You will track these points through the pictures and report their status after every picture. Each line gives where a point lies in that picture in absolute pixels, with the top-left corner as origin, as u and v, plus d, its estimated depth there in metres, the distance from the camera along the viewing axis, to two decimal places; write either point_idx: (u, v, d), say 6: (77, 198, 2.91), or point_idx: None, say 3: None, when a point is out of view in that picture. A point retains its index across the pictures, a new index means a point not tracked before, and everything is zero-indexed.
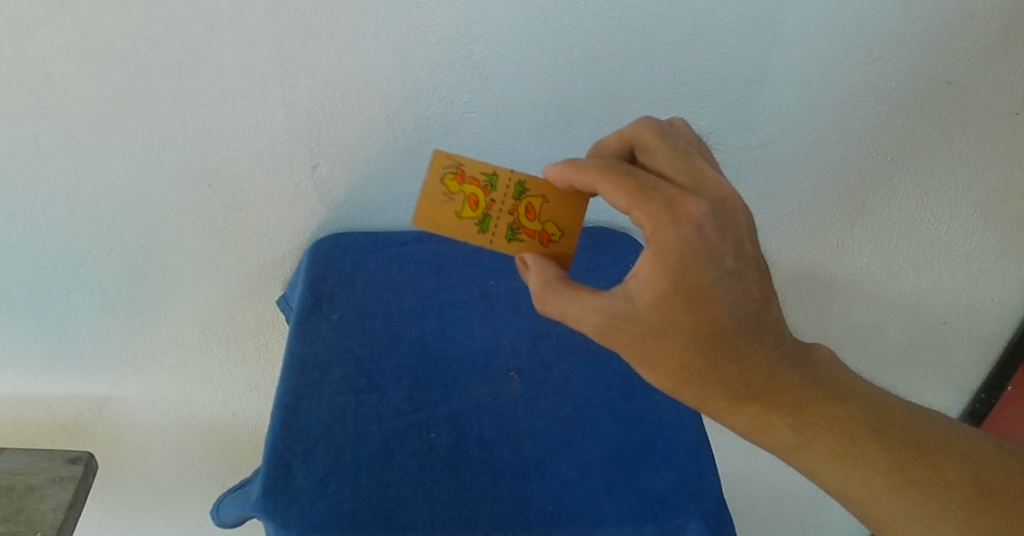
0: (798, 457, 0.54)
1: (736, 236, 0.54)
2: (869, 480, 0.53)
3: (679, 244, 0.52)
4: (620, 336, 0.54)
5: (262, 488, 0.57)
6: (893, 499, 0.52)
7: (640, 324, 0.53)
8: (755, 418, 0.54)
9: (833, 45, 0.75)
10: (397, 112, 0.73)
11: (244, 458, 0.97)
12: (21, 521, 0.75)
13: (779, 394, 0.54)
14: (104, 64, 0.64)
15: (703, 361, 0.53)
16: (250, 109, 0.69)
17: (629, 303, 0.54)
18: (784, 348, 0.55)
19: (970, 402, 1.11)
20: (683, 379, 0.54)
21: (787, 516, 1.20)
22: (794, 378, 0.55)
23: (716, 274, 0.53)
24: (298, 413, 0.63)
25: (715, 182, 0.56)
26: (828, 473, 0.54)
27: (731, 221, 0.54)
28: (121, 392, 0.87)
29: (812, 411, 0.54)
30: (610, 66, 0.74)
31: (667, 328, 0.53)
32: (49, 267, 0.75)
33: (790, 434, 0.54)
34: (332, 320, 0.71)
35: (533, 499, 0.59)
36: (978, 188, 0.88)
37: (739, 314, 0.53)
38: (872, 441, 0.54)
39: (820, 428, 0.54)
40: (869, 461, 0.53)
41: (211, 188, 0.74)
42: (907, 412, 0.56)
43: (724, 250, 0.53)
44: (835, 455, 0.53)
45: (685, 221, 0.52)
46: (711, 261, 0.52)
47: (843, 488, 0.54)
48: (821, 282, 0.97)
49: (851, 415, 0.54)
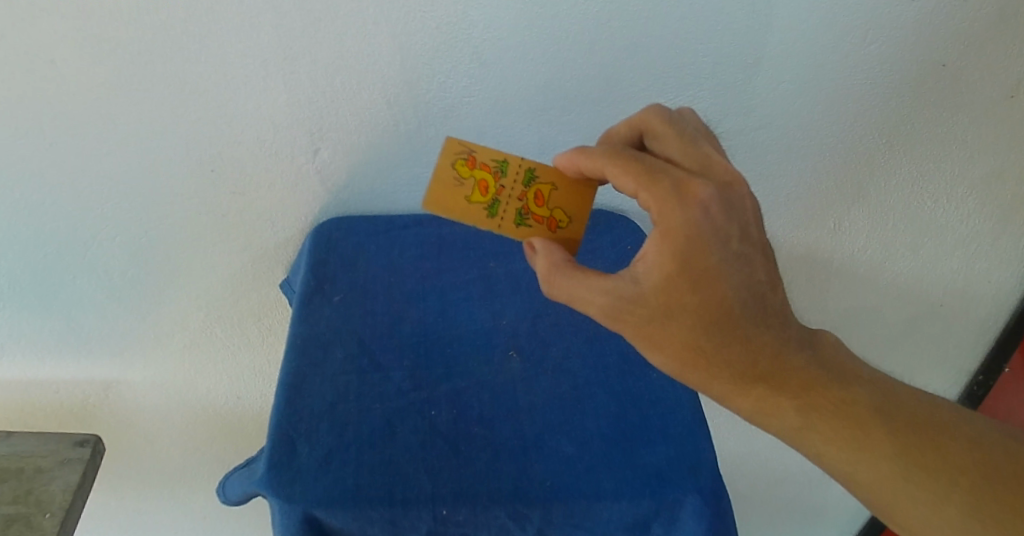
0: (804, 439, 0.55)
1: (743, 219, 0.55)
2: (876, 462, 0.53)
3: (686, 225, 0.53)
4: (626, 318, 0.55)
5: (267, 465, 0.58)
6: (896, 482, 0.53)
7: (647, 306, 0.54)
8: (761, 400, 0.55)
9: (828, 27, 0.76)
10: (397, 96, 0.74)
11: (249, 442, 0.98)
12: (30, 502, 0.76)
13: (787, 376, 0.55)
14: (106, 49, 0.65)
15: (709, 342, 0.54)
16: (251, 95, 0.70)
17: (636, 285, 0.55)
18: (790, 331, 0.55)
19: (969, 384, 1.12)
20: (690, 360, 0.55)
21: (787, 497, 1.22)
22: (801, 360, 0.55)
23: (722, 255, 0.54)
24: (302, 391, 0.64)
25: (722, 167, 0.58)
26: (835, 456, 0.54)
27: (738, 204, 0.56)
28: (126, 377, 0.89)
29: (819, 393, 0.55)
30: (609, 49, 0.74)
31: (673, 310, 0.54)
32: (54, 252, 0.76)
33: (796, 416, 0.54)
34: (335, 302, 0.72)
35: (533, 474, 0.60)
36: (974, 170, 0.89)
37: (745, 295, 0.54)
38: (879, 424, 0.54)
39: (827, 410, 0.54)
40: (876, 443, 0.53)
41: (215, 172, 0.75)
42: (917, 398, 0.56)
43: (730, 232, 0.54)
44: (842, 437, 0.54)
45: (692, 203, 0.54)
46: (717, 242, 0.54)
47: (849, 470, 0.54)
48: (818, 264, 0.98)
49: (857, 399, 0.55)
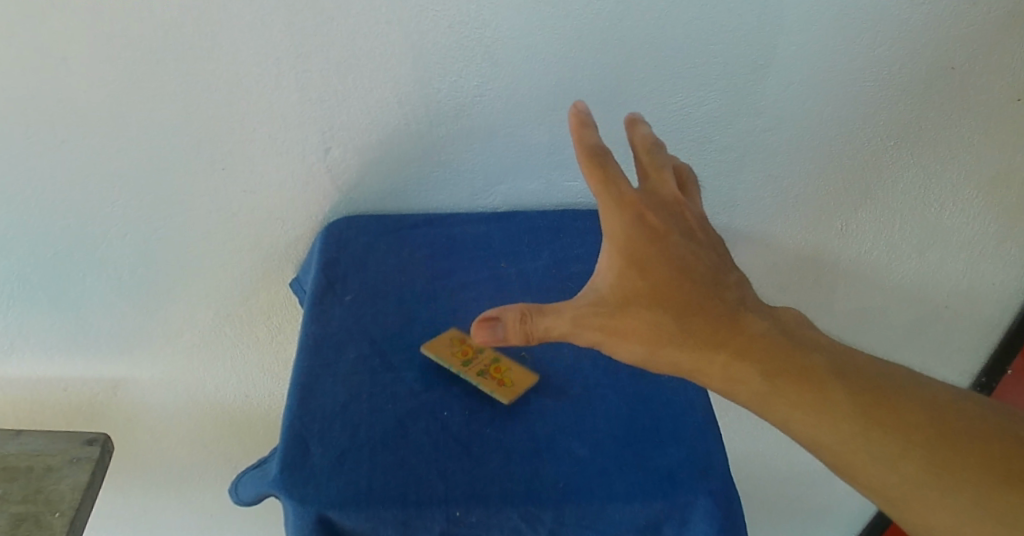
0: (770, 406, 0.54)
1: (681, 225, 0.62)
2: (838, 422, 0.53)
3: (630, 226, 0.59)
4: (591, 321, 0.56)
5: (280, 466, 0.59)
6: (862, 441, 0.52)
7: (607, 304, 0.57)
8: (726, 369, 0.55)
9: (839, 30, 0.76)
10: (409, 95, 0.73)
11: (256, 441, 0.98)
12: (40, 501, 0.75)
13: (747, 344, 0.55)
14: (119, 48, 0.65)
15: (666, 325, 0.56)
16: (263, 93, 0.70)
17: (595, 290, 0.58)
18: (745, 310, 0.58)
19: (972, 386, 1.13)
20: (653, 345, 0.56)
21: (791, 497, 1.22)
22: (760, 331, 0.56)
23: (664, 249, 0.59)
24: (314, 391, 0.64)
25: (668, 185, 0.64)
26: (800, 418, 0.53)
27: (677, 215, 0.62)
28: (135, 376, 0.88)
29: (780, 359, 0.55)
30: (619, 50, 0.74)
31: (629, 300, 0.57)
32: (64, 250, 0.76)
33: (762, 381, 0.54)
34: (346, 302, 0.72)
35: (545, 476, 0.60)
36: (981, 172, 0.89)
37: (690, 285, 0.58)
38: (839, 386, 0.54)
39: (789, 376, 0.54)
40: (839, 405, 0.53)
41: (226, 170, 0.75)
42: (880, 367, 0.57)
43: (669, 231, 0.60)
44: (806, 400, 0.53)
45: (634, 208, 0.60)
46: (658, 239, 0.60)
47: (815, 436, 0.53)
48: (825, 264, 0.98)
49: (818, 364, 0.55)
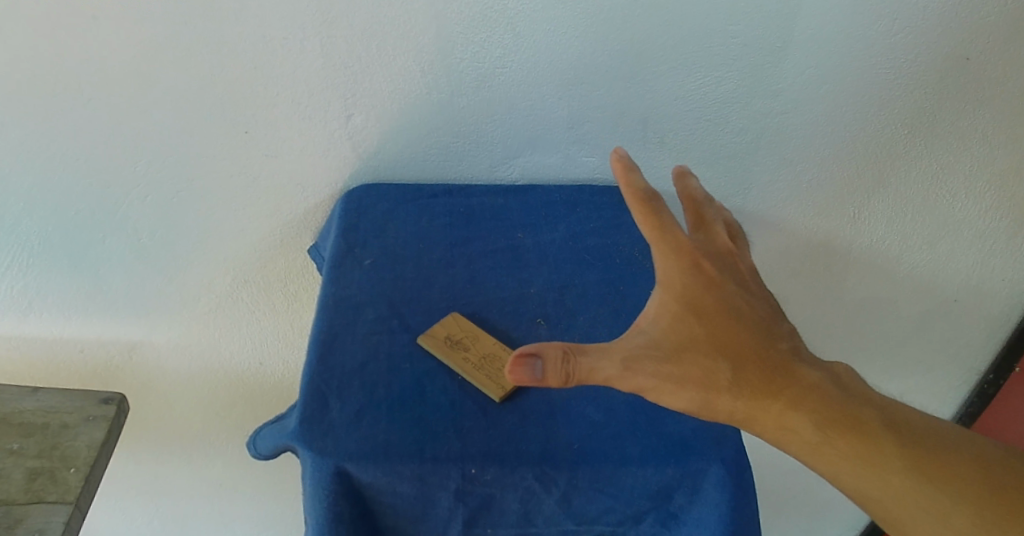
0: (819, 457, 0.55)
1: (736, 275, 0.61)
2: (885, 477, 0.54)
3: (685, 274, 0.58)
4: (644, 365, 0.55)
5: (300, 418, 0.60)
6: (908, 494, 0.54)
7: (660, 348, 0.56)
8: (779, 420, 0.55)
9: (857, 13, 0.76)
10: (431, 65, 0.74)
11: (268, 409, 0.98)
12: (55, 457, 0.75)
13: (802, 398, 0.55)
14: (147, 6, 0.66)
15: (720, 375, 0.55)
16: (288, 58, 0.71)
17: (647, 335, 0.57)
18: (799, 364, 0.57)
19: (979, 383, 1.12)
20: (706, 394, 0.55)
21: (798, 485, 1.22)
22: (815, 384, 0.56)
23: (719, 298, 0.58)
24: (334, 349, 0.65)
25: (721, 237, 0.62)
26: (848, 472, 0.54)
27: (732, 265, 0.61)
28: (150, 339, 0.89)
29: (834, 412, 0.55)
30: (640, 26, 0.75)
31: (683, 347, 0.56)
32: (86, 210, 0.77)
33: (813, 432, 0.55)
34: (365, 265, 0.73)
35: (559, 438, 0.61)
36: (994, 164, 0.89)
37: (745, 335, 0.57)
38: (887, 438, 0.55)
39: (842, 426, 0.55)
40: (887, 459, 0.54)
41: (248, 134, 0.76)
42: (927, 422, 0.57)
43: (724, 280, 0.59)
44: (855, 452, 0.54)
45: (690, 255, 0.59)
46: (714, 288, 0.58)
47: (861, 487, 0.54)
48: (837, 251, 0.98)
49: (869, 419, 0.56)
